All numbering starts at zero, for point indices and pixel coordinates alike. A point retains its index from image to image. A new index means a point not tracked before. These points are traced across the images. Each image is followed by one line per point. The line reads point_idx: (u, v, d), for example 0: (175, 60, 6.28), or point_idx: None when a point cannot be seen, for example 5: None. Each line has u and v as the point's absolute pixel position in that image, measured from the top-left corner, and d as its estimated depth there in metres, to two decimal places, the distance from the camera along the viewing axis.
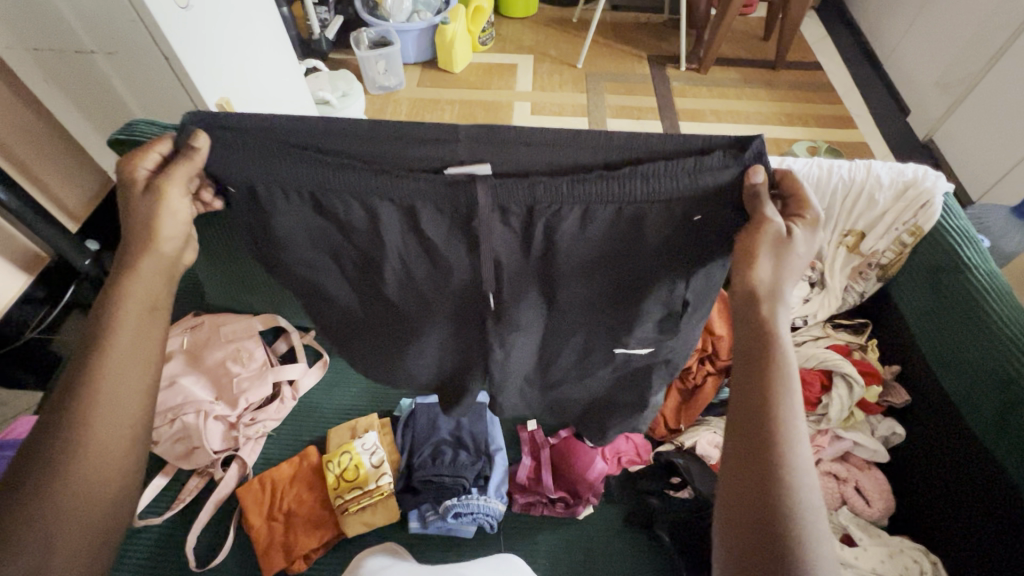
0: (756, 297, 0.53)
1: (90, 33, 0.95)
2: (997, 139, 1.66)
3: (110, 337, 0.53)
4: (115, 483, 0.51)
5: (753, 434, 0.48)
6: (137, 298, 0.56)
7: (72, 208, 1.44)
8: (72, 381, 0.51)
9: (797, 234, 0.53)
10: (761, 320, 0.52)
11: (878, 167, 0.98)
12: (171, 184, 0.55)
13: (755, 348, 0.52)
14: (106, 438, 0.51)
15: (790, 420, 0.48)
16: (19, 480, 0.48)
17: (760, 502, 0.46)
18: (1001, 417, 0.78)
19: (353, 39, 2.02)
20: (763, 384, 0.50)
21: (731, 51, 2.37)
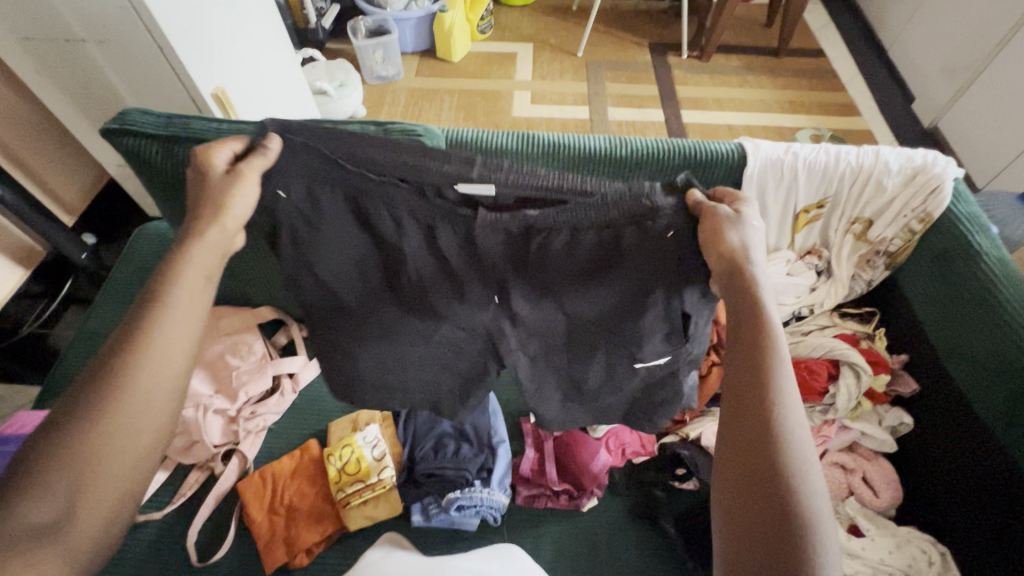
0: (736, 265, 0.53)
1: (80, 20, 0.92)
2: (1004, 125, 1.63)
3: (163, 302, 0.53)
4: (146, 439, 0.50)
5: (750, 385, 0.50)
6: (197, 264, 0.55)
7: (66, 201, 1.42)
8: (122, 340, 0.51)
9: (751, 221, 0.56)
10: (746, 307, 0.52)
11: (887, 152, 0.95)
12: (250, 170, 0.55)
13: (747, 333, 0.52)
14: (147, 392, 0.50)
15: (785, 401, 0.48)
16: (60, 421, 0.48)
17: (756, 446, 0.47)
18: (1012, 406, 0.77)
19: (350, 28, 1.99)
20: (756, 368, 0.50)
21: (733, 38, 2.33)
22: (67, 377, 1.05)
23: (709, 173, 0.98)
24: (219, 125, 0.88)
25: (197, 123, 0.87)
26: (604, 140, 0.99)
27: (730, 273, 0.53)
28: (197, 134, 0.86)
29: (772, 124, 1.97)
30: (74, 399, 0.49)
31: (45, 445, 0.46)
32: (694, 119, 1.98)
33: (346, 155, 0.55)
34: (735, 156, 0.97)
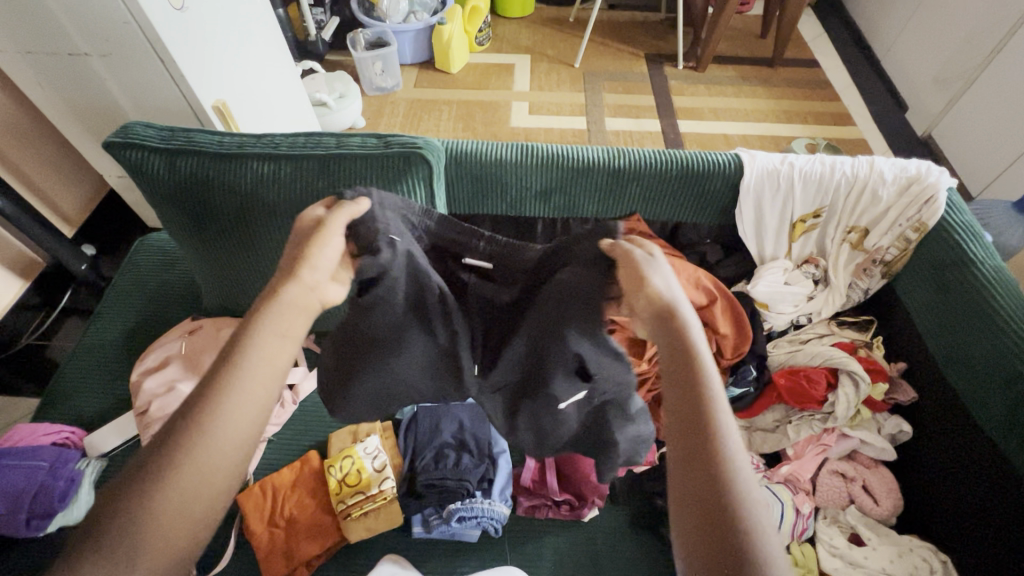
0: (666, 309, 0.54)
1: (83, 35, 0.93)
2: (996, 135, 1.65)
3: (242, 358, 0.47)
4: (190, 527, 0.43)
5: (693, 426, 0.47)
6: (273, 324, 0.50)
7: (67, 213, 1.43)
8: (195, 397, 0.46)
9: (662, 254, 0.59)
10: (674, 335, 0.53)
11: (881, 163, 0.98)
12: (333, 219, 0.56)
13: (680, 357, 0.51)
14: (199, 471, 0.43)
15: (722, 421, 0.47)
16: (115, 494, 0.43)
17: (709, 491, 0.44)
18: (1011, 413, 0.78)
19: (349, 40, 2.01)
20: (694, 392, 0.49)
21: (728, 48, 2.36)
22: (65, 389, 1.05)
23: (705, 183, 1.00)
24: (221, 138, 0.89)
25: (198, 136, 0.89)
26: (601, 150, 1.00)
27: (651, 307, 0.55)
28: (198, 146, 0.87)
29: (768, 134, 1.99)
30: (142, 456, 0.44)
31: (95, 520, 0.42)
32: (690, 128, 2.00)
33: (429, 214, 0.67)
34: (732, 165, 0.99)
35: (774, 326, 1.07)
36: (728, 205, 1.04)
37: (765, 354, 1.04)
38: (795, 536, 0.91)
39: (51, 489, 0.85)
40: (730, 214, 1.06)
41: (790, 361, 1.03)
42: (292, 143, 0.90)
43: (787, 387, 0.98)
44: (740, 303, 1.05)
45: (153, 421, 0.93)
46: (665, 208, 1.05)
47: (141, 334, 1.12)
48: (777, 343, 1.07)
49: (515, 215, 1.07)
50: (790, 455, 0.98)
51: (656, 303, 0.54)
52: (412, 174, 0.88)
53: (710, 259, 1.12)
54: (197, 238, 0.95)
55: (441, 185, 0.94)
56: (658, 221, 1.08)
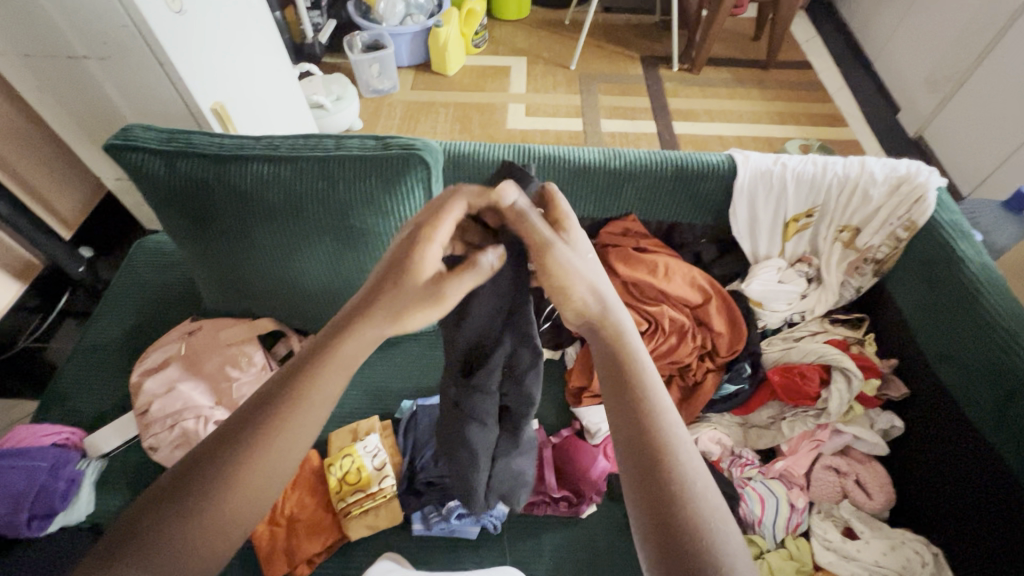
0: (596, 318, 0.57)
1: (82, 38, 0.94)
2: (986, 135, 1.67)
3: (298, 398, 0.54)
4: (245, 521, 0.51)
5: (634, 434, 0.50)
6: (344, 362, 0.56)
7: (64, 215, 1.43)
8: (249, 423, 0.53)
9: (583, 245, 0.60)
10: (607, 336, 0.56)
11: (872, 163, 1.00)
12: (454, 288, 0.56)
13: (615, 359, 0.55)
14: (261, 477, 0.52)
15: (659, 412, 0.52)
16: (192, 477, 0.51)
17: (657, 496, 0.47)
18: (1002, 407, 0.79)
19: (346, 43, 2.02)
20: (633, 390, 0.52)
21: (723, 51, 2.39)
22: (65, 391, 1.05)
23: (699, 183, 1.02)
24: (220, 140, 0.90)
25: (198, 138, 0.90)
26: (597, 151, 1.01)
27: (579, 310, 0.57)
28: (198, 148, 0.88)
29: (762, 135, 2.00)
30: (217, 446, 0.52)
31: (173, 497, 0.50)
32: (685, 130, 2.02)
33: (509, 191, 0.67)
34: (726, 166, 1.01)
35: (769, 324, 1.09)
36: (722, 204, 1.06)
37: (759, 352, 1.05)
38: (789, 530, 0.93)
39: (53, 489, 0.87)
40: (725, 213, 1.07)
41: (784, 358, 1.04)
42: (291, 145, 0.91)
43: (782, 383, 0.99)
44: (733, 301, 1.07)
45: (155, 421, 0.93)
46: (660, 207, 1.06)
47: (140, 335, 1.13)
48: (770, 340, 1.09)
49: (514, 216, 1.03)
50: (785, 451, 0.99)
51: (586, 306, 0.57)
52: (410, 175, 0.89)
53: (705, 258, 1.13)
54: (195, 239, 0.96)
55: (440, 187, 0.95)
56: (653, 220, 1.09)
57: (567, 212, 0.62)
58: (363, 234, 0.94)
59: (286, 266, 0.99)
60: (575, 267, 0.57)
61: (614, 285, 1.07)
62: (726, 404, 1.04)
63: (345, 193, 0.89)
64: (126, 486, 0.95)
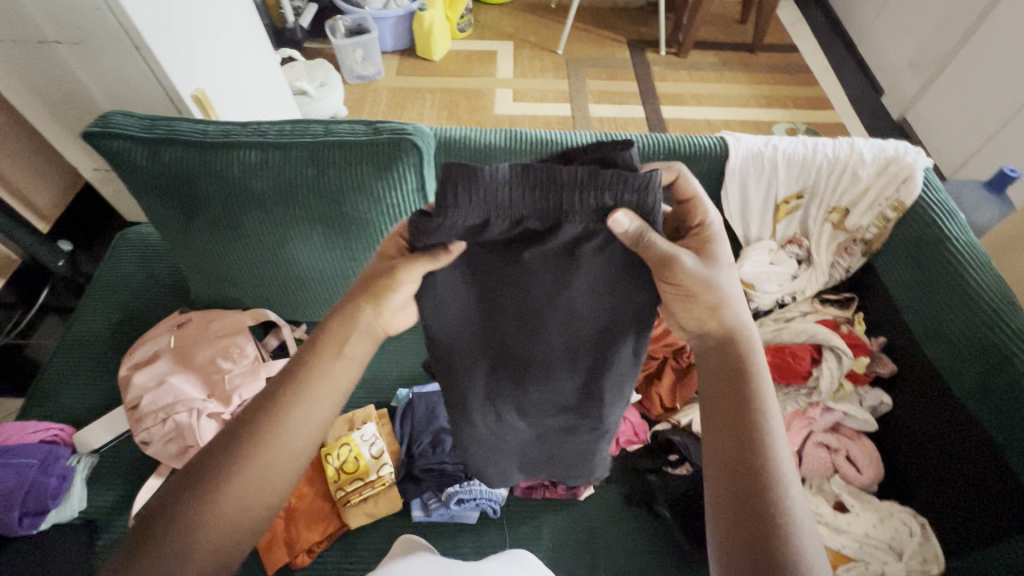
0: (730, 333, 0.56)
1: (53, 22, 0.90)
2: (967, 117, 1.70)
3: (294, 388, 0.56)
4: (251, 516, 0.53)
5: (743, 448, 0.52)
6: (331, 349, 0.58)
7: (41, 207, 1.39)
8: (247, 420, 0.55)
9: (723, 256, 0.57)
10: (733, 351, 0.56)
11: (860, 144, 1.01)
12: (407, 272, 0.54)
13: (736, 373, 0.55)
14: (261, 475, 0.53)
15: (772, 437, 0.52)
16: (193, 480, 0.52)
17: (754, 510, 0.49)
18: (985, 381, 0.81)
19: (329, 27, 1.97)
20: (747, 408, 0.53)
21: (709, 34, 2.38)
22: (52, 386, 1.03)
23: (691, 167, 1.03)
24: (205, 128, 0.88)
25: (180, 125, 0.87)
26: (591, 134, 1.01)
27: (710, 318, 0.56)
28: (183, 135, 0.86)
29: (749, 118, 2.01)
30: (218, 446, 0.54)
31: (176, 499, 0.51)
32: (673, 114, 2.01)
33: (543, 179, 0.47)
34: (717, 149, 1.01)
35: (761, 305, 1.10)
36: (713, 187, 1.06)
37: None
38: None
39: (44, 486, 0.85)
40: (715, 195, 1.08)
41: (776, 338, 1.05)
42: (280, 131, 0.89)
43: (775, 363, 1.01)
44: None
45: (145, 415, 0.92)
46: None
47: (126, 329, 1.10)
48: (763, 321, 1.10)
49: None
50: None
51: (713, 319, 0.56)
52: (401, 161, 0.87)
53: None
54: (183, 230, 0.94)
55: (432, 173, 0.94)
56: None
57: (713, 225, 0.59)
58: (357, 222, 0.93)
59: (279, 256, 0.98)
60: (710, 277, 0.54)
61: None
62: None
63: (335, 180, 0.87)
64: (118, 481, 0.94)
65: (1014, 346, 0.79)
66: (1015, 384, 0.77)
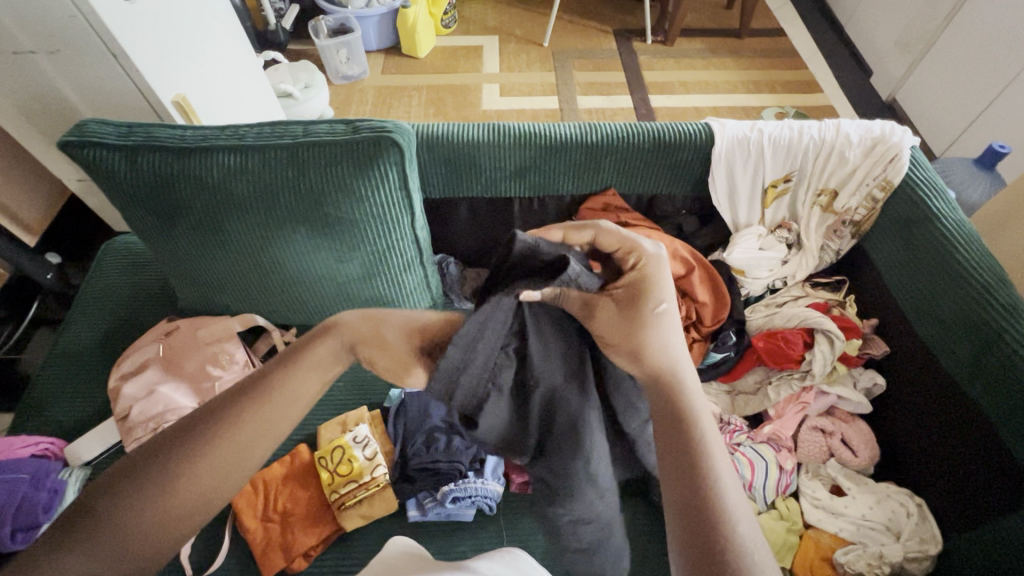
0: (661, 375, 0.55)
1: (27, 31, 0.89)
2: (957, 95, 1.69)
3: (267, 394, 0.55)
4: (189, 518, 0.50)
5: (688, 492, 0.48)
6: (316, 363, 0.58)
7: (27, 220, 1.38)
8: (214, 417, 0.53)
9: (661, 296, 0.60)
10: (666, 391, 0.54)
11: (847, 125, 1.00)
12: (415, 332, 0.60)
13: (670, 411, 0.53)
14: (208, 478, 0.51)
15: (717, 477, 0.48)
16: (141, 471, 0.50)
17: (708, 560, 0.43)
18: (978, 357, 0.81)
19: (311, 28, 1.95)
20: (689, 450, 0.50)
21: (695, 21, 2.37)
22: (41, 400, 1.02)
23: (676, 155, 1.02)
24: (183, 133, 0.87)
25: (159, 131, 0.87)
26: (575, 125, 1.01)
27: (635, 363, 0.57)
28: (162, 141, 0.85)
29: (738, 105, 2.00)
30: (174, 439, 0.52)
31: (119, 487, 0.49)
32: (661, 103, 2.00)
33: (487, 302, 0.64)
34: (703, 135, 1.00)
35: (751, 291, 1.10)
36: (700, 174, 1.06)
37: (743, 319, 1.06)
38: (780, 492, 0.95)
39: (35, 501, 0.84)
40: (704, 182, 1.07)
41: (769, 324, 1.04)
42: (259, 133, 0.88)
43: (767, 348, 1.00)
44: (716, 271, 1.07)
45: (135, 425, 0.91)
46: (639, 179, 1.06)
47: (119, 336, 1.10)
48: (754, 308, 1.09)
49: (491, 195, 1.07)
50: (772, 415, 1.00)
51: (647, 361, 0.56)
52: (383, 160, 0.86)
53: (686, 229, 1.13)
54: (165, 237, 0.93)
55: (415, 171, 0.93)
56: (632, 193, 1.09)
57: (648, 261, 0.64)
58: (337, 223, 0.92)
59: (261, 262, 0.97)
60: (631, 322, 0.59)
61: None
62: (713, 372, 1.05)
63: (315, 180, 0.86)
64: None
65: (1004, 322, 0.78)
66: (1007, 360, 0.76)
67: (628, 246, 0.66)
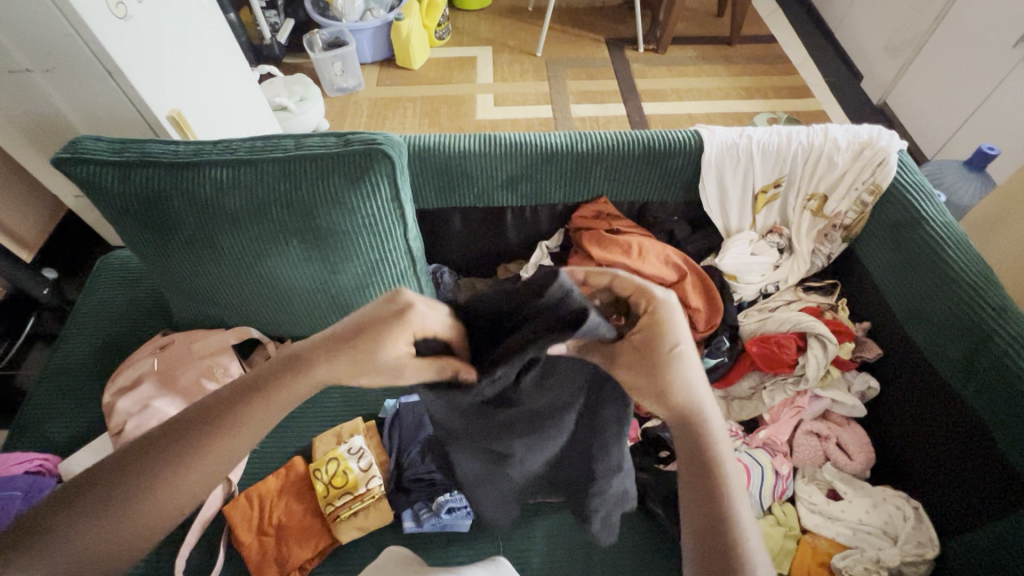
0: (689, 417, 0.55)
1: (23, 50, 0.89)
2: (947, 98, 1.71)
3: (228, 422, 0.54)
4: (141, 536, 0.52)
5: (713, 539, 0.50)
6: (277, 396, 0.55)
7: (23, 236, 1.38)
8: (176, 438, 0.54)
9: (675, 337, 0.54)
10: (696, 435, 0.54)
11: (835, 130, 1.02)
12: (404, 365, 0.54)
13: (698, 456, 0.54)
14: (162, 500, 0.52)
15: (742, 528, 0.51)
16: (100, 486, 0.52)
17: None
18: (970, 359, 0.81)
19: (306, 41, 1.97)
20: (713, 502, 0.52)
21: (687, 29, 2.39)
22: (35, 417, 1.02)
23: (666, 162, 1.03)
24: (177, 148, 0.88)
25: (152, 146, 0.87)
26: (565, 135, 1.02)
27: (660, 403, 0.55)
28: (154, 156, 0.85)
29: (730, 110, 2.01)
30: (136, 452, 0.53)
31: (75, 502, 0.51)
32: (654, 110, 2.02)
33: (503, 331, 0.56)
34: (693, 142, 1.01)
35: (744, 297, 1.09)
36: (691, 180, 1.06)
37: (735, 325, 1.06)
38: (776, 497, 0.94)
39: None
40: (695, 189, 1.08)
41: (761, 329, 1.05)
42: (250, 147, 0.89)
43: (760, 353, 1.00)
44: (709, 277, 1.07)
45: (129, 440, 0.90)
46: (630, 186, 1.07)
47: (112, 351, 1.10)
48: (747, 312, 1.10)
49: (484, 205, 1.08)
50: (767, 420, 1.00)
51: (675, 403, 0.54)
52: (374, 171, 0.87)
53: (679, 235, 1.13)
54: (160, 253, 0.94)
55: (407, 182, 0.94)
56: (625, 201, 1.10)
57: (661, 303, 0.54)
58: (330, 236, 0.92)
59: (257, 276, 0.97)
60: (652, 370, 0.54)
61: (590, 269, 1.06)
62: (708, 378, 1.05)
63: (308, 194, 0.87)
64: None
65: (993, 324, 0.79)
66: (998, 362, 0.76)
67: (635, 285, 0.55)
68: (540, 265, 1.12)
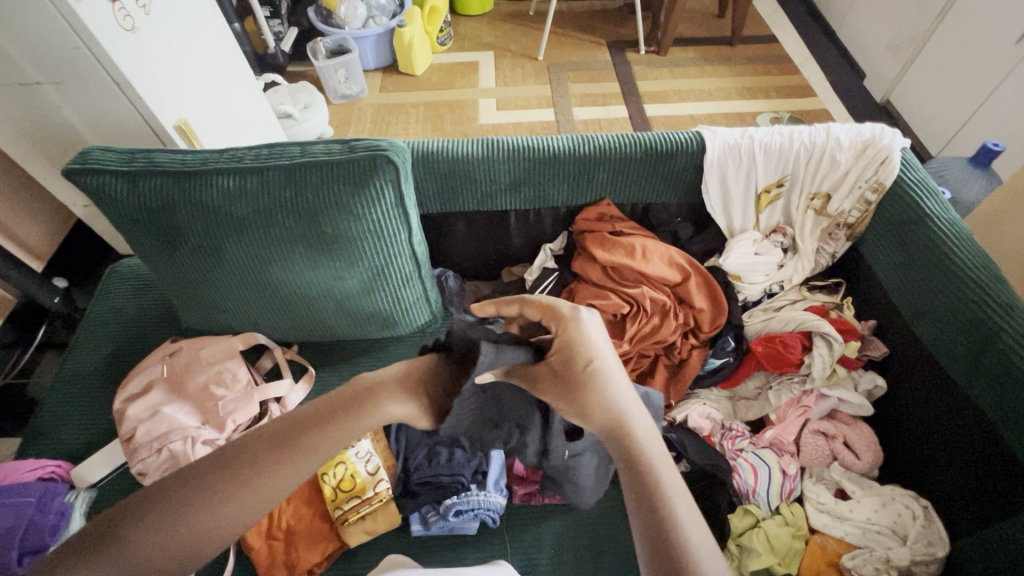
0: (614, 429, 0.58)
1: (34, 63, 0.91)
2: (950, 95, 1.70)
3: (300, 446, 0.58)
4: (200, 548, 0.54)
5: (656, 542, 0.51)
6: (343, 426, 0.60)
7: (34, 246, 1.40)
8: (250, 456, 0.58)
9: (589, 353, 0.62)
10: (622, 445, 0.58)
11: (837, 129, 1.02)
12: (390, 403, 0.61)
13: (628, 463, 0.57)
14: (228, 513, 0.55)
15: (682, 527, 0.52)
16: (178, 492, 0.55)
17: None
18: (977, 356, 0.81)
19: (309, 50, 2.00)
20: (653, 507, 0.53)
21: (688, 30, 2.40)
22: (48, 424, 1.04)
23: (668, 163, 1.03)
24: (184, 157, 0.89)
25: (161, 156, 0.89)
26: (566, 138, 1.02)
27: (586, 421, 0.59)
28: (163, 166, 0.87)
29: (733, 111, 2.01)
30: (216, 463, 0.58)
31: (153, 504, 0.54)
32: (656, 112, 2.02)
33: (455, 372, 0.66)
34: (695, 143, 1.01)
35: (749, 296, 1.09)
36: (693, 181, 1.06)
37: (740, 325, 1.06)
38: (783, 497, 0.94)
39: (42, 524, 0.84)
40: (698, 190, 1.08)
41: (766, 328, 1.05)
42: (256, 155, 0.89)
43: (765, 353, 1.00)
44: (713, 278, 1.07)
45: (140, 446, 0.91)
46: (632, 188, 1.07)
47: (121, 358, 1.11)
48: (752, 312, 1.09)
49: (487, 208, 1.08)
50: (773, 420, 1.00)
51: (598, 419, 0.59)
52: (379, 177, 0.88)
53: (682, 236, 1.14)
54: (168, 260, 0.95)
55: (412, 188, 0.95)
56: (628, 203, 1.10)
57: (569, 321, 0.65)
58: (335, 241, 0.93)
59: (263, 281, 0.98)
60: (573, 387, 0.60)
61: (592, 269, 1.07)
62: (713, 378, 1.05)
63: (314, 201, 0.88)
64: None
65: (1000, 320, 0.78)
66: (1005, 358, 0.76)
67: (543, 308, 0.67)
68: (544, 267, 1.13)
